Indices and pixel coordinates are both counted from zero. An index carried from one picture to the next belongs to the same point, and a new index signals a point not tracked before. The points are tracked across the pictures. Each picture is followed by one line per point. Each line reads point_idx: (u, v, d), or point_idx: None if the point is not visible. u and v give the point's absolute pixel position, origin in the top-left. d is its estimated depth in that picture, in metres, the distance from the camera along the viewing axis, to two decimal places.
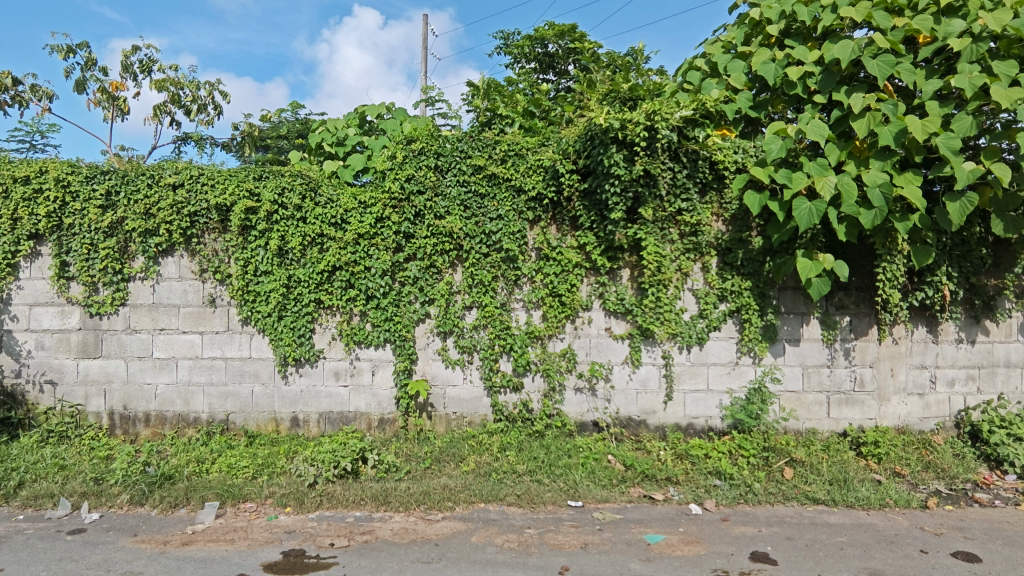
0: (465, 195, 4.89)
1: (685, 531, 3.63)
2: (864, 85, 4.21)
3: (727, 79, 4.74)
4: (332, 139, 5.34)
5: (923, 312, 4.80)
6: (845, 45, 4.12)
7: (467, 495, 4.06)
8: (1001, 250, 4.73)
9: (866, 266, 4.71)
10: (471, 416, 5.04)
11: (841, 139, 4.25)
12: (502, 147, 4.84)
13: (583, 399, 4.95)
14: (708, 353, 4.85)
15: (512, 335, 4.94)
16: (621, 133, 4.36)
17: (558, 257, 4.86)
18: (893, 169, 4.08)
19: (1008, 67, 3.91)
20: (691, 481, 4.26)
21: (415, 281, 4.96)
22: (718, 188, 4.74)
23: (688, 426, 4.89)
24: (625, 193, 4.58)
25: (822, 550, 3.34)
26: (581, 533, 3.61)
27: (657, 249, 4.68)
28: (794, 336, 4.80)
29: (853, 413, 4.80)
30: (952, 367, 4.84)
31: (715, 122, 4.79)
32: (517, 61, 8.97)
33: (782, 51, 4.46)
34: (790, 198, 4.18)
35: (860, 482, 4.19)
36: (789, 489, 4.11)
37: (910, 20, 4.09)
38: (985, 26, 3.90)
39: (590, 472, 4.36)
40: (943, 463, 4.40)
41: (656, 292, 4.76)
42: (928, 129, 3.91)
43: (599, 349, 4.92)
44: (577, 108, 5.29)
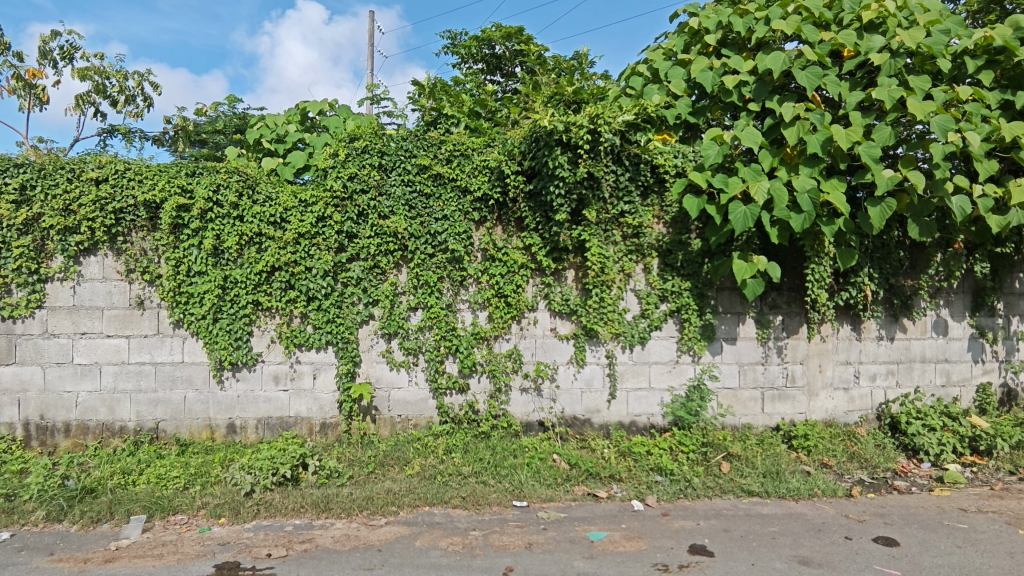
0: (410, 195, 4.82)
1: (627, 527, 3.70)
2: (795, 95, 4.43)
3: (668, 85, 4.88)
4: (272, 135, 5.17)
5: (848, 312, 5.07)
6: (777, 56, 4.31)
7: (412, 499, 4.01)
8: (917, 253, 5.05)
9: (797, 267, 4.94)
10: (417, 419, 4.97)
11: (773, 145, 4.45)
12: (447, 147, 4.80)
13: (528, 399, 4.97)
14: (650, 352, 4.96)
15: (458, 337, 4.90)
16: (565, 135, 4.41)
17: (504, 258, 4.88)
18: (820, 176, 4.30)
19: (922, 82, 4.20)
20: (633, 478, 4.35)
21: (358, 281, 4.85)
22: (660, 192, 4.86)
23: (631, 424, 4.99)
24: (569, 195, 4.63)
25: (755, 540, 3.48)
26: (525, 533, 3.63)
27: (601, 250, 4.76)
28: (731, 335, 4.98)
29: (785, 408, 5.03)
30: (874, 363, 5.12)
31: (657, 126, 4.92)
32: (464, 61, 8.94)
33: (719, 60, 4.63)
34: (726, 202, 4.34)
35: (791, 474, 4.39)
36: (726, 482, 4.26)
37: (835, 34, 4.32)
38: (902, 43, 4.18)
39: (536, 472, 4.39)
40: (866, 453, 4.66)
41: (600, 293, 4.84)
42: (852, 138, 4.14)
43: (545, 349, 4.96)
44: (522, 111, 5.32)
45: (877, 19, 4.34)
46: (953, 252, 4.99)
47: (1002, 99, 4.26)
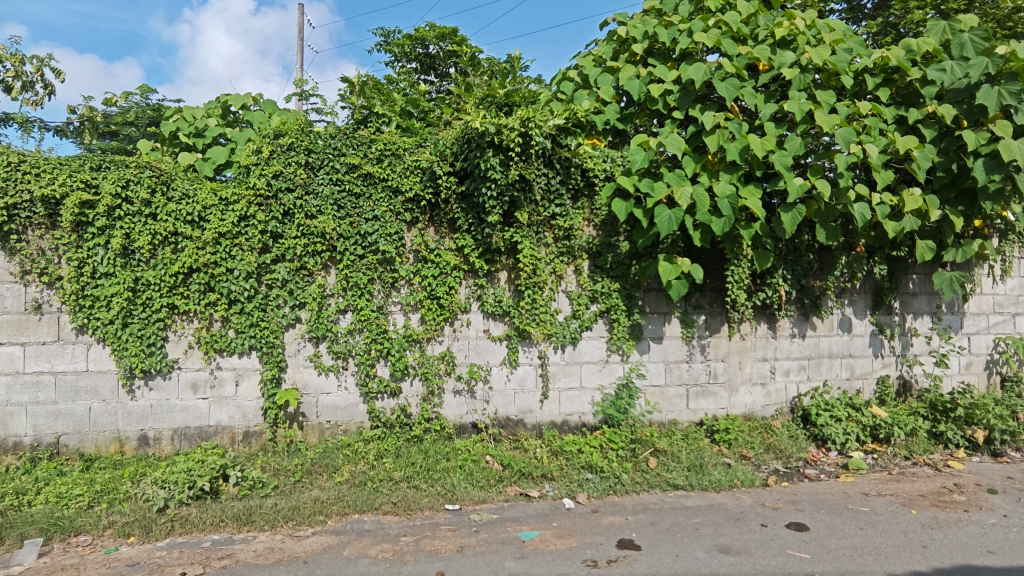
0: (338, 194, 4.68)
1: (558, 525, 3.75)
2: (715, 105, 4.65)
3: (597, 91, 5.01)
4: (189, 128, 4.92)
5: (765, 311, 5.36)
6: (699, 67, 4.52)
7: (340, 507, 3.90)
8: (825, 256, 5.40)
9: (718, 269, 5.17)
10: (346, 424, 4.83)
11: (696, 152, 4.65)
12: (377, 146, 4.71)
13: (461, 401, 4.95)
14: (581, 353, 5.06)
15: (389, 339, 4.81)
16: (497, 138, 4.43)
17: (436, 259, 4.83)
18: (738, 182, 4.53)
19: (828, 96, 4.51)
20: (565, 476, 4.43)
21: (283, 283, 4.66)
22: (590, 195, 4.96)
23: (563, 423, 5.07)
24: (501, 197, 4.65)
25: (679, 531, 3.62)
26: (457, 536, 3.60)
27: (532, 252, 4.81)
28: (658, 334, 5.16)
29: (707, 404, 5.25)
30: (788, 359, 5.43)
31: (587, 131, 5.03)
32: (397, 60, 8.82)
33: (645, 69, 4.81)
34: (652, 206, 4.51)
35: (713, 466, 4.60)
36: (653, 477, 4.41)
37: (751, 48, 4.58)
38: (810, 59, 4.47)
39: (468, 474, 4.37)
40: (781, 445, 4.95)
41: (532, 294, 4.88)
42: (766, 147, 4.39)
43: (478, 350, 4.95)
44: (455, 112, 5.31)
45: (789, 36, 4.63)
46: (856, 255, 5.38)
47: (897, 114, 4.63)
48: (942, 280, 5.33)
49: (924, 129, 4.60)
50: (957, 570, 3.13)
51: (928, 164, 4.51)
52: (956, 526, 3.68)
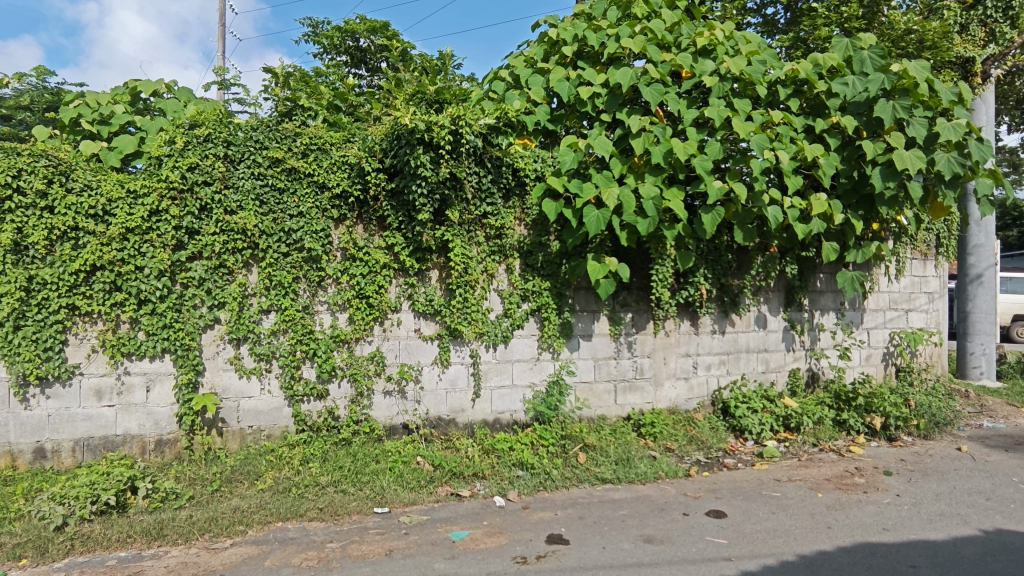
0: (260, 189, 4.49)
1: (489, 523, 3.76)
2: (641, 109, 4.81)
3: (528, 92, 5.08)
4: (93, 115, 4.60)
5: (687, 308, 5.58)
6: (626, 72, 4.67)
7: (262, 516, 3.73)
8: (743, 256, 5.70)
9: (644, 268, 5.34)
10: (270, 429, 4.62)
11: (623, 154, 4.79)
12: (303, 140, 4.56)
13: (392, 402, 4.85)
14: (512, 351, 5.08)
15: (316, 340, 4.65)
16: (427, 135, 4.40)
17: (365, 258, 4.71)
18: (663, 184, 4.70)
19: (744, 104, 4.75)
20: (496, 474, 4.45)
21: (200, 282, 4.41)
22: (520, 194, 5.00)
23: (495, 421, 5.07)
24: (432, 195, 4.62)
25: (607, 524, 3.71)
26: (386, 539, 3.54)
27: (463, 251, 4.79)
28: (587, 332, 5.26)
29: (634, 399, 5.41)
30: (709, 354, 5.67)
31: (517, 131, 5.07)
32: (326, 52, 8.56)
33: (575, 72, 4.92)
34: (581, 206, 4.61)
35: (640, 459, 4.75)
36: (582, 472, 4.50)
37: (674, 56, 4.77)
38: (728, 68, 4.70)
39: (398, 476, 4.30)
40: (702, 436, 5.17)
41: (464, 293, 4.86)
42: (688, 151, 4.59)
43: (408, 350, 4.87)
44: (385, 107, 5.21)
45: (709, 46, 4.84)
46: (770, 255, 5.70)
47: (806, 123, 4.94)
48: (845, 279, 5.73)
49: (829, 138, 4.93)
50: (856, 547, 3.38)
51: (833, 171, 4.84)
52: (856, 507, 3.97)
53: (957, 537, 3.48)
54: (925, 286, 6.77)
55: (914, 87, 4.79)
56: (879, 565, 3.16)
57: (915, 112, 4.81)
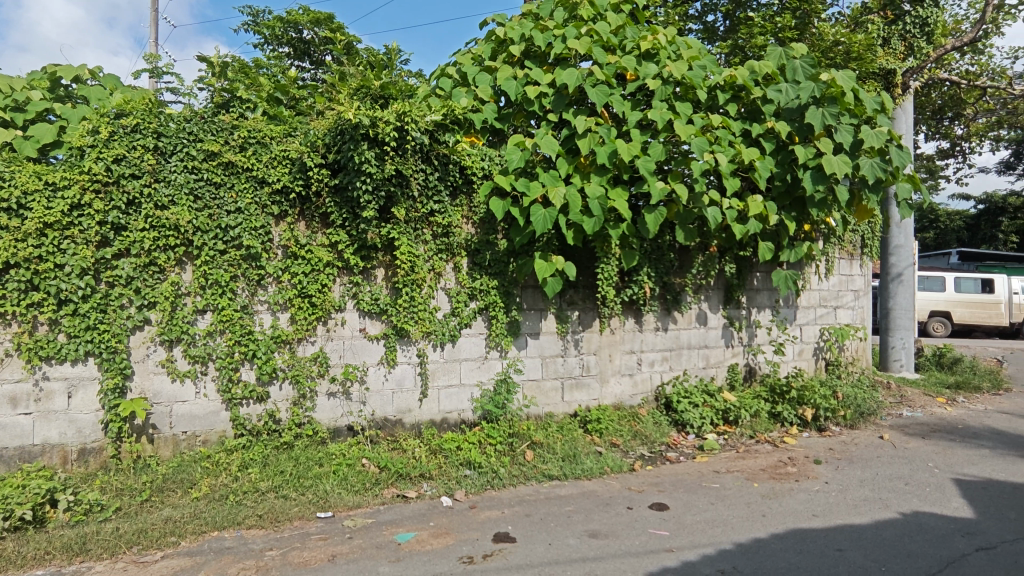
0: (194, 183, 4.29)
1: (435, 524, 3.72)
2: (587, 109, 4.88)
3: (475, 89, 5.07)
4: (6, 101, 4.30)
5: (632, 306, 5.70)
6: (572, 73, 4.73)
7: (196, 526, 3.58)
8: (685, 255, 5.87)
9: (590, 266, 5.43)
10: (206, 434, 4.42)
11: (570, 154, 4.85)
12: (240, 133, 4.39)
13: (336, 404, 4.73)
14: (460, 350, 5.06)
15: (255, 341, 4.48)
16: (371, 130, 4.32)
17: (307, 256, 4.57)
18: (608, 184, 4.78)
19: (685, 108, 4.90)
20: (443, 474, 4.42)
21: (127, 281, 4.17)
22: (468, 193, 4.98)
23: (442, 421, 5.03)
24: (377, 191, 4.53)
25: (553, 520, 3.75)
26: (329, 545, 3.45)
27: (410, 249, 4.72)
28: (535, 330, 5.29)
29: (581, 395, 5.48)
30: (653, 351, 5.81)
31: (464, 129, 5.05)
32: (267, 42, 8.27)
33: (522, 71, 4.94)
34: (528, 205, 4.64)
35: (586, 455, 4.82)
36: (530, 469, 4.53)
37: (619, 58, 4.87)
38: (671, 72, 4.83)
39: (342, 479, 4.21)
40: (646, 431, 5.30)
41: (410, 292, 4.79)
42: (632, 152, 4.69)
43: (353, 350, 4.76)
44: (328, 101, 5.08)
45: (652, 50, 4.97)
46: (710, 254, 5.90)
47: (743, 128, 5.13)
48: (779, 278, 6.00)
49: (765, 142, 5.14)
50: (788, 533, 3.54)
51: (768, 174, 5.04)
52: (789, 495, 4.17)
53: (879, 521, 3.70)
54: (852, 284, 7.17)
55: (842, 95, 5.01)
56: (809, 549, 3.32)
57: (842, 119, 5.06)
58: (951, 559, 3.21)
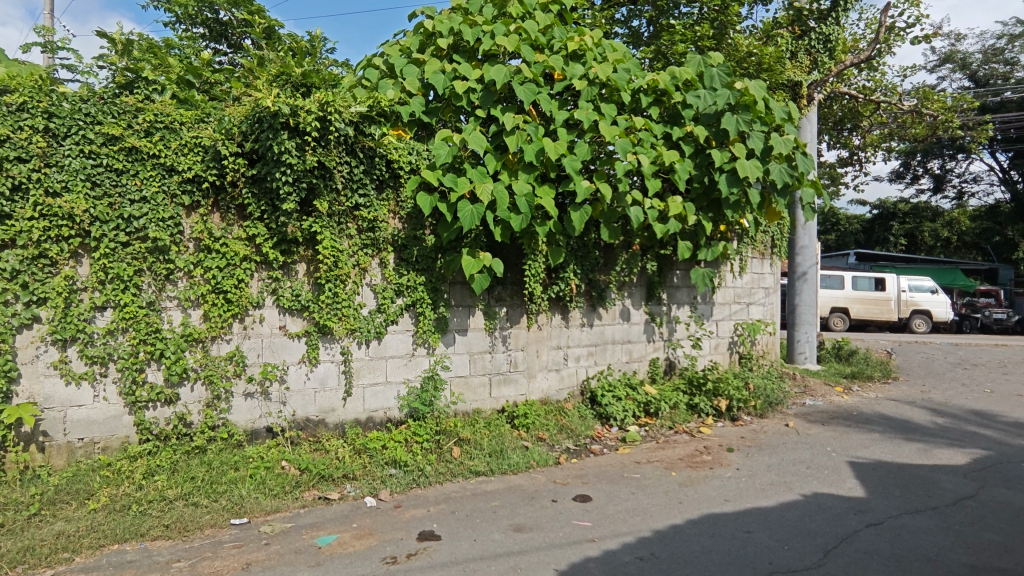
0: (92, 169, 3.96)
1: (358, 526, 3.64)
2: (515, 107, 4.92)
3: (402, 81, 4.98)
4: None
5: (559, 303, 5.80)
6: (500, 70, 4.75)
7: (93, 540, 3.33)
8: (609, 253, 6.03)
9: (518, 263, 5.47)
10: (106, 441, 4.10)
11: (498, 150, 4.87)
12: (146, 117, 4.10)
13: (254, 405, 4.52)
14: (386, 347, 4.95)
15: (163, 340, 4.19)
16: (292, 119, 4.16)
17: (222, 249, 4.33)
18: (535, 181, 4.84)
19: (610, 109, 5.04)
20: (367, 474, 4.32)
21: (13, 275, 3.79)
22: (394, 186, 4.88)
23: (367, 420, 4.90)
24: (298, 183, 4.36)
25: (478, 516, 3.76)
26: (243, 552, 3.30)
27: (333, 243, 4.57)
28: (462, 326, 5.27)
29: (508, 391, 5.51)
30: (578, 346, 5.94)
31: (391, 121, 4.95)
32: (179, 21, 7.76)
33: (450, 65, 4.90)
34: (455, 200, 4.62)
35: (513, 450, 4.85)
36: (456, 466, 4.53)
37: (547, 57, 4.94)
38: (596, 73, 4.95)
39: (259, 483, 4.03)
40: (572, 425, 5.40)
41: (333, 288, 4.64)
42: (558, 151, 4.77)
43: (272, 349, 4.55)
44: (245, 87, 4.83)
45: (579, 51, 5.09)
46: (633, 252, 6.09)
47: (664, 130, 5.32)
48: (697, 276, 6.28)
49: (684, 145, 5.36)
50: (702, 519, 3.72)
51: (687, 175, 5.26)
52: (703, 482, 4.38)
53: (783, 503, 3.96)
54: (763, 282, 7.62)
55: (754, 104, 5.33)
56: (720, 533, 3.51)
57: (754, 126, 5.36)
58: (845, 535, 3.48)
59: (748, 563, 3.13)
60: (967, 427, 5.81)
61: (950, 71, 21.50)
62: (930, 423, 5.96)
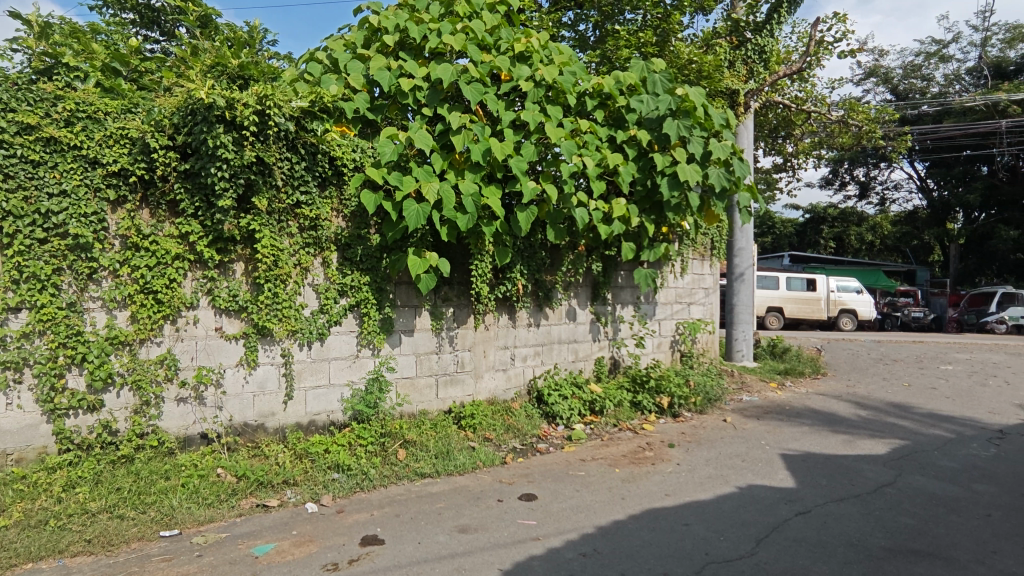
0: (4, 160, 3.69)
1: (297, 533, 3.53)
2: (461, 106, 4.90)
3: (347, 77, 4.87)
4: None
5: (506, 303, 5.81)
6: (446, 68, 4.72)
7: (3, 559, 3.11)
8: (556, 254, 6.09)
9: (464, 263, 5.46)
10: (21, 452, 3.83)
11: (444, 149, 4.84)
12: (65, 105, 3.85)
13: (187, 410, 4.31)
14: (329, 349, 4.83)
15: (85, 343, 3.94)
16: (227, 112, 4.01)
17: (151, 247, 4.11)
18: (481, 181, 4.84)
19: (556, 111, 5.09)
20: (309, 479, 4.21)
21: None
22: (338, 184, 4.77)
23: (309, 424, 4.76)
24: (234, 179, 4.20)
25: (423, 518, 3.72)
26: (173, 565, 3.15)
27: (273, 242, 4.41)
28: (408, 327, 5.21)
29: (455, 392, 5.48)
30: (525, 346, 5.97)
31: (334, 118, 4.83)
32: (106, 5, 7.32)
33: (396, 62, 4.84)
34: (401, 199, 4.57)
35: (459, 451, 4.83)
36: (401, 469, 4.47)
37: (493, 58, 4.94)
38: (542, 76, 5.00)
39: (192, 493, 3.86)
40: (518, 424, 5.43)
41: (273, 288, 4.48)
42: (505, 151, 4.78)
43: (207, 351, 4.36)
44: (177, 77, 4.61)
45: (525, 52, 5.11)
46: (578, 253, 6.18)
47: (609, 134, 5.43)
48: (641, 276, 6.43)
49: (628, 148, 5.47)
50: (643, 514, 3.81)
51: (630, 178, 5.38)
52: (645, 477, 4.49)
53: (720, 496, 4.11)
54: (703, 282, 7.88)
55: (694, 110, 5.49)
56: (660, 526, 3.60)
57: (694, 131, 5.52)
58: (777, 524, 3.64)
59: (685, 554, 3.24)
60: (888, 419, 6.19)
61: (874, 85, 22.88)
62: (855, 415, 6.32)
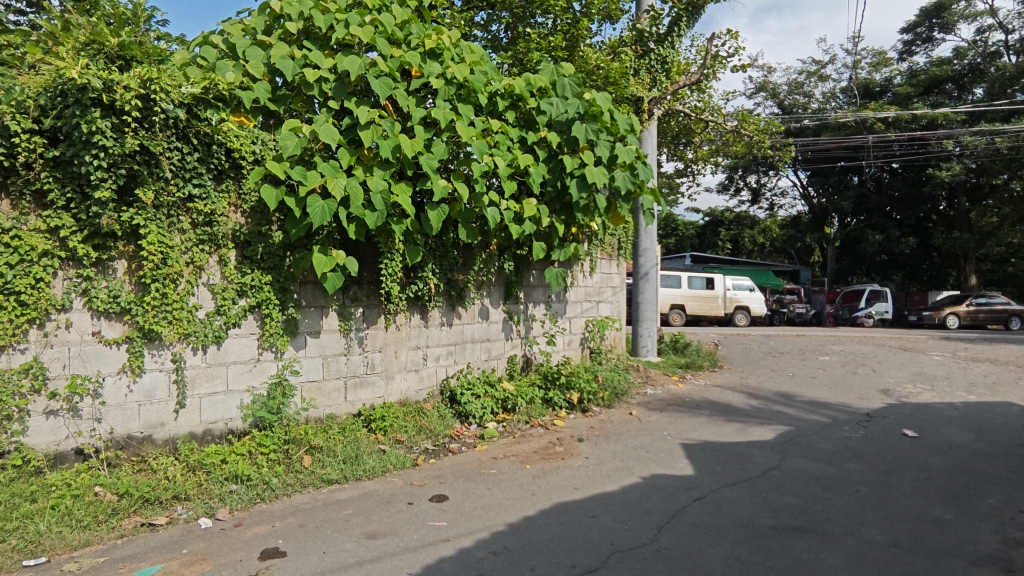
0: None
1: (189, 551, 3.28)
2: (369, 100, 4.78)
3: (245, 64, 4.59)
4: None
5: (417, 302, 5.72)
6: (353, 61, 4.57)
7: None
8: (468, 253, 6.08)
9: (374, 261, 5.31)
10: None
11: (352, 144, 4.69)
12: None
13: (58, 424, 3.88)
14: (226, 352, 4.53)
15: None
16: (105, 95, 3.69)
17: (11, 242, 3.65)
18: (391, 178, 4.73)
19: (467, 110, 5.06)
20: (203, 493, 3.93)
21: None
22: (235, 177, 4.48)
23: (204, 433, 4.44)
24: (114, 168, 3.85)
25: (329, 526, 3.59)
26: None
27: (160, 238, 4.08)
28: (314, 328, 4.99)
29: (364, 394, 5.32)
30: (437, 345, 5.91)
31: (231, 107, 4.56)
32: None
33: (299, 51, 4.61)
34: (304, 195, 4.38)
35: (369, 455, 4.70)
36: (306, 476, 4.28)
37: (403, 53, 4.84)
38: (453, 74, 4.96)
39: (64, 515, 3.50)
40: (430, 425, 5.35)
41: (161, 288, 4.14)
42: (415, 148, 4.70)
43: (82, 358, 3.94)
44: (45, 54, 4.16)
45: (437, 49, 5.04)
46: (490, 252, 6.20)
47: (519, 134, 5.48)
48: (552, 275, 6.56)
49: (538, 149, 5.55)
50: (552, 508, 3.88)
51: (540, 179, 5.47)
52: (555, 472, 4.59)
53: (625, 487, 4.27)
54: (610, 282, 8.16)
55: (601, 114, 5.65)
56: (568, 520, 3.69)
57: (601, 135, 5.69)
58: (676, 511, 3.84)
59: (592, 546, 3.32)
60: (774, 407, 6.71)
61: (763, 99, 24.77)
62: (746, 405, 6.79)
